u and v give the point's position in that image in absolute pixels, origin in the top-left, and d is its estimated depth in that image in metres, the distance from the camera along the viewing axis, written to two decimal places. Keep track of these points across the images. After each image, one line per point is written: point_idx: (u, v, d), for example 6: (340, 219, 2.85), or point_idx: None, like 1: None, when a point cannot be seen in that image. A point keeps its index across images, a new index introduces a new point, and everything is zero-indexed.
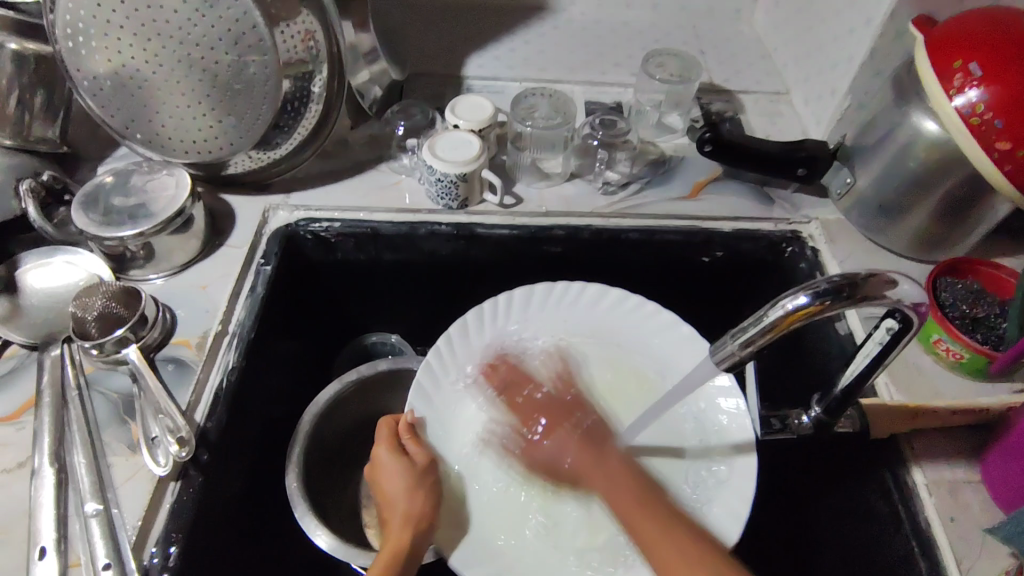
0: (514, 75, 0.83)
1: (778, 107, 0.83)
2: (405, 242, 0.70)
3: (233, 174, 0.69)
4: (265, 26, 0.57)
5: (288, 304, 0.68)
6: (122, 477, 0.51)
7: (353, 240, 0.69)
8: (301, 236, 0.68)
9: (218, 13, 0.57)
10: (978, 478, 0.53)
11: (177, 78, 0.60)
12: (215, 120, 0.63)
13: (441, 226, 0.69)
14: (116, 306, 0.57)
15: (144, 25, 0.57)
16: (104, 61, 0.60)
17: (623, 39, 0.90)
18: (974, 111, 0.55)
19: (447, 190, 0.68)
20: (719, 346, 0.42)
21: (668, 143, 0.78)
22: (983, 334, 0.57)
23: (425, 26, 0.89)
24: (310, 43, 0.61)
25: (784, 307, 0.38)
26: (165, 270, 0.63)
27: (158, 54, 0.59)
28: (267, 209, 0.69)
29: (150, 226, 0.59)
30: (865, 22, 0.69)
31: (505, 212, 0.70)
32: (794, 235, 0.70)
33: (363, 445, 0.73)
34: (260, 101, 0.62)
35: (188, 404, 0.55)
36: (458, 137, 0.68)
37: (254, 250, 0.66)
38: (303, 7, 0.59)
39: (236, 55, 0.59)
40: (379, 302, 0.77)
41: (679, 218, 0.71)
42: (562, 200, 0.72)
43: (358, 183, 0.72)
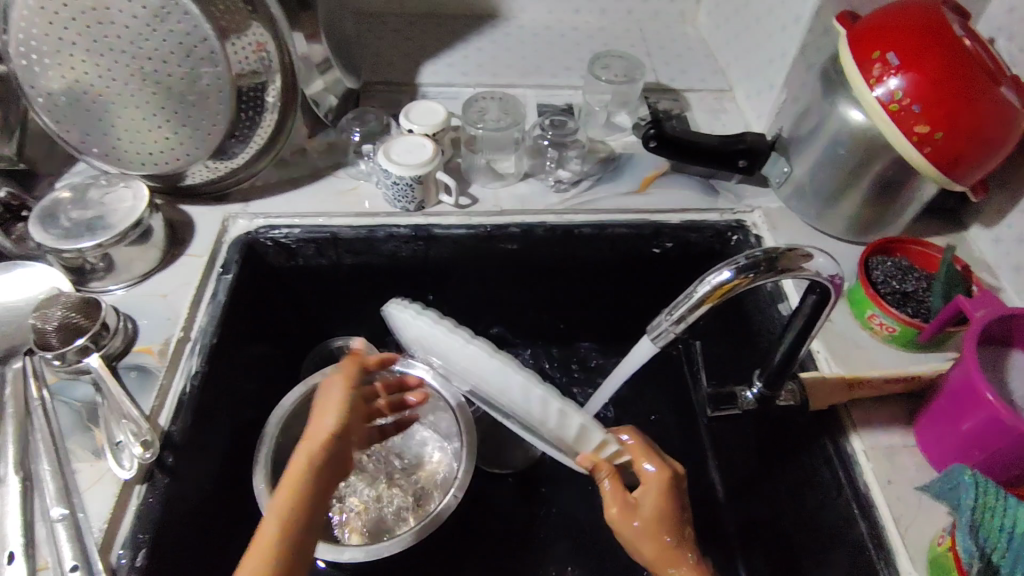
0: (467, 81, 0.86)
1: (722, 104, 0.87)
2: (364, 245, 0.72)
3: (192, 185, 0.70)
4: (216, 39, 0.59)
5: (252, 311, 0.69)
6: (88, 482, 0.52)
7: (313, 245, 0.71)
8: (262, 243, 0.70)
9: (170, 27, 0.58)
10: (914, 443, 0.56)
11: (131, 91, 0.62)
12: (170, 132, 0.64)
13: (399, 229, 0.71)
14: (75, 314, 0.58)
15: (97, 41, 0.59)
16: (58, 77, 0.61)
17: (572, 43, 0.93)
18: (893, 98, 0.58)
19: (404, 192, 0.70)
20: (655, 325, 0.45)
21: (617, 141, 0.81)
22: (913, 307, 0.60)
23: (379, 36, 0.92)
24: (261, 54, 0.63)
25: (711, 282, 0.41)
26: (125, 280, 0.64)
27: (111, 69, 0.60)
28: (227, 218, 0.71)
29: (109, 237, 0.60)
30: (794, 20, 0.73)
31: (461, 212, 0.72)
32: (738, 224, 0.73)
33: None
34: (214, 111, 0.63)
35: (152, 409, 0.56)
36: (413, 141, 0.70)
37: (214, 259, 0.68)
38: (254, 19, 0.61)
39: (189, 67, 0.60)
40: (344, 306, 0.79)
41: (629, 212, 0.74)
42: (517, 199, 0.74)
43: (317, 190, 0.74)
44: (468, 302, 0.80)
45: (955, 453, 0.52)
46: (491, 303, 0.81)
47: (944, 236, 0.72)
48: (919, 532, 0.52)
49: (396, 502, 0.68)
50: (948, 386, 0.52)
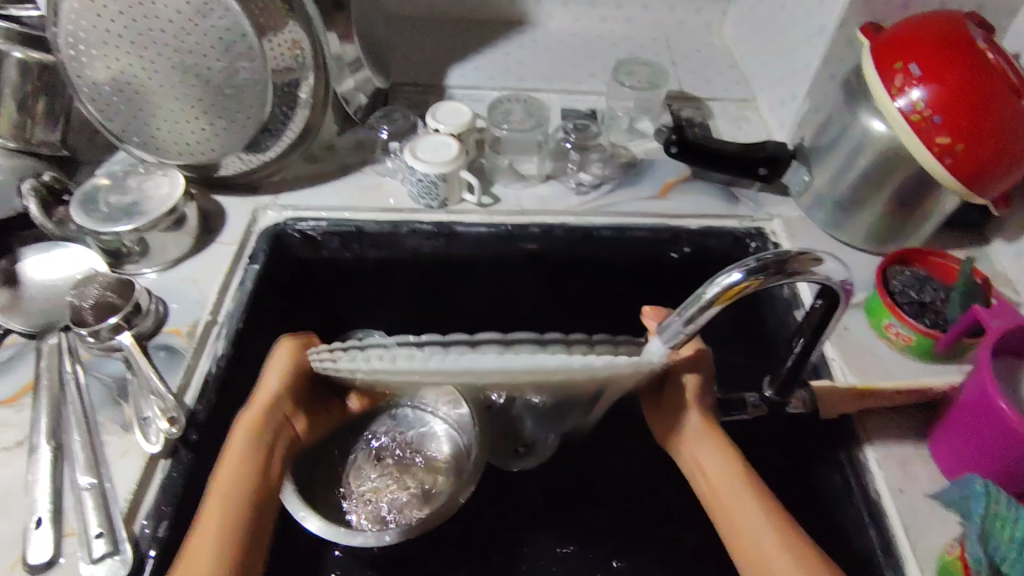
0: (493, 84, 0.88)
1: (745, 113, 0.87)
2: (388, 240, 0.73)
3: (225, 175, 0.73)
4: (255, 36, 0.62)
5: (277, 302, 0.72)
6: (116, 453, 0.54)
7: (338, 238, 0.73)
8: (289, 235, 0.72)
9: (212, 23, 0.61)
10: (927, 453, 0.56)
11: (171, 84, 0.65)
12: (208, 124, 0.67)
13: (423, 226, 0.73)
14: (111, 295, 0.61)
15: (142, 35, 0.62)
16: (104, 68, 0.64)
17: (598, 51, 0.95)
18: (914, 109, 0.59)
19: (427, 189, 0.72)
20: (666, 324, 0.46)
21: (639, 147, 0.82)
22: (931, 318, 0.60)
23: (410, 39, 0.94)
24: (297, 52, 0.65)
25: (721, 285, 0.42)
26: (158, 264, 0.67)
27: (153, 61, 0.63)
28: (256, 209, 0.73)
29: (145, 222, 0.63)
30: (818, 31, 0.74)
31: (483, 211, 0.74)
32: (757, 232, 0.73)
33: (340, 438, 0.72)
34: (250, 105, 0.66)
35: (179, 388, 0.58)
36: (439, 140, 0.73)
37: (243, 248, 0.70)
38: (291, 18, 0.64)
39: (228, 62, 0.63)
40: (366, 302, 0.81)
41: (648, 216, 0.75)
42: (538, 199, 0.76)
43: (344, 185, 0.76)
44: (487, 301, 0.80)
45: (969, 464, 0.52)
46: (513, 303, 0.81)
47: (965, 249, 0.72)
48: (931, 541, 0.51)
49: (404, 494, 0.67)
50: (962, 397, 0.52)
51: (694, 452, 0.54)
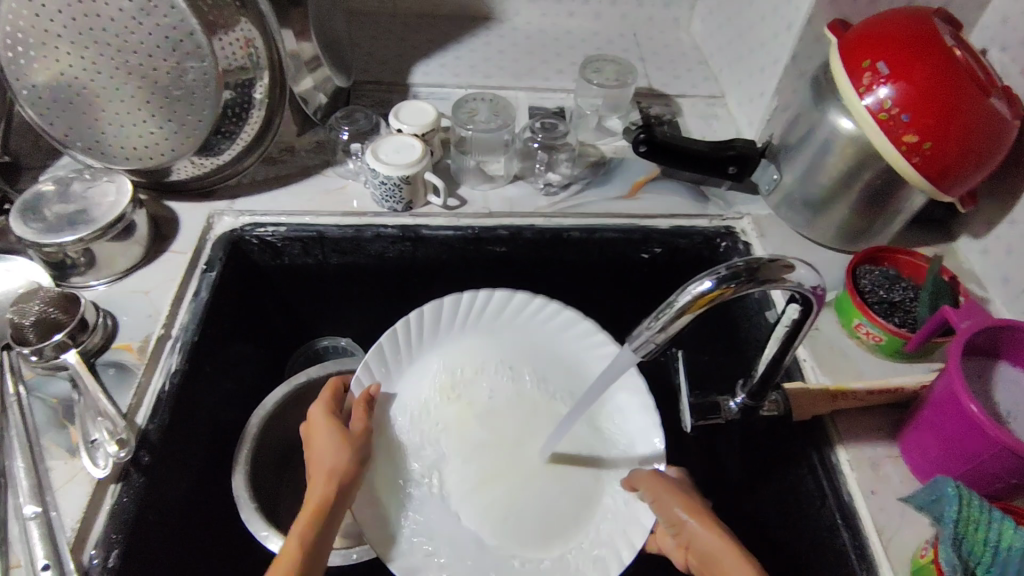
0: (459, 82, 0.86)
1: (714, 110, 0.87)
2: (351, 245, 0.71)
3: (177, 181, 0.70)
4: (203, 34, 0.59)
5: (236, 310, 0.69)
6: (61, 480, 0.51)
7: (300, 244, 0.70)
8: (247, 241, 0.69)
9: (157, 21, 0.58)
10: (898, 454, 0.56)
11: (116, 85, 0.61)
12: (157, 127, 0.64)
13: (387, 229, 0.70)
14: (54, 311, 0.57)
15: (83, 34, 0.59)
16: (43, 70, 0.61)
17: (566, 47, 0.93)
18: (882, 107, 0.58)
19: (391, 193, 0.69)
20: (635, 335, 0.44)
21: (608, 145, 0.81)
22: (900, 317, 0.60)
23: (373, 35, 0.91)
24: (250, 51, 0.63)
25: (691, 293, 0.41)
26: (107, 276, 0.63)
27: (96, 62, 0.60)
28: (212, 214, 0.70)
29: (89, 232, 0.60)
30: (786, 27, 0.73)
31: (450, 213, 0.72)
32: (727, 231, 0.73)
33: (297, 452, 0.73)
34: (201, 107, 0.63)
35: (129, 407, 0.55)
36: (402, 141, 0.70)
37: (198, 255, 0.67)
38: (242, 16, 0.61)
39: (176, 61, 0.60)
40: (330, 308, 0.78)
41: (618, 216, 0.73)
42: (505, 201, 0.74)
43: (305, 189, 0.74)
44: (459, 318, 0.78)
45: (939, 465, 0.52)
46: None
47: (931, 246, 0.72)
48: (902, 543, 0.51)
49: None
50: (934, 398, 0.52)
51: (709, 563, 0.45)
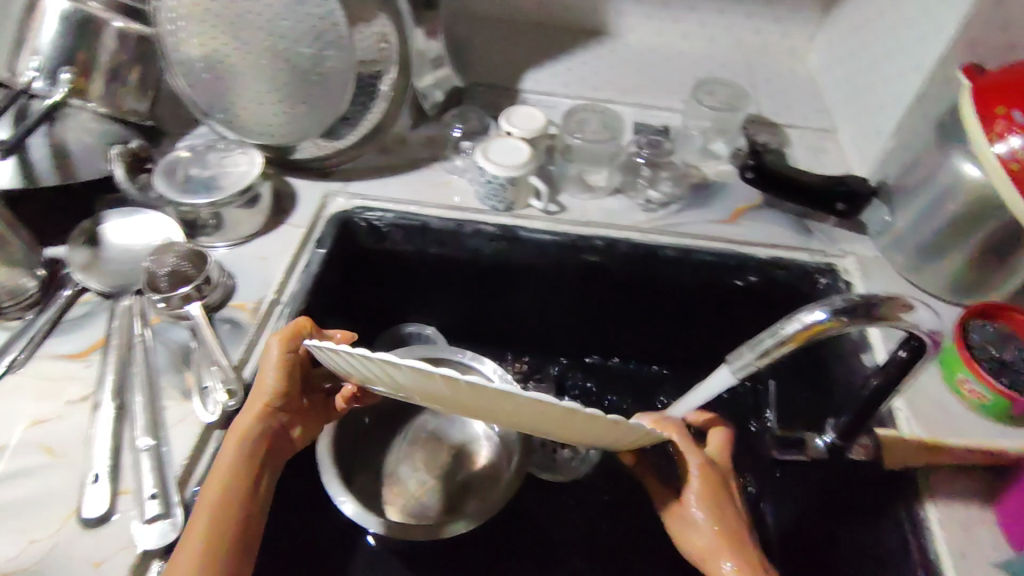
0: (568, 92, 0.88)
1: (824, 144, 0.85)
2: (451, 238, 0.74)
3: (299, 159, 0.75)
4: (346, 26, 0.63)
5: (338, 286, 0.73)
6: (174, 419, 0.55)
7: (403, 231, 0.74)
8: (356, 223, 0.73)
9: (308, 10, 0.63)
10: (995, 519, 0.53)
11: (261, 66, 0.66)
12: (292, 108, 0.69)
13: (487, 226, 0.73)
14: (186, 264, 0.63)
15: (240, 16, 0.64)
16: (201, 45, 0.67)
17: (676, 68, 0.93)
18: (1015, 157, 0.56)
19: (495, 192, 0.72)
20: (735, 356, 0.46)
21: (711, 168, 0.81)
22: (1011, 377, 0.57)
23: (489, 40, 0.95)
24: (384, 44, 0.67)
25: (802, 322, 0.42)
26: (230, 239, 0.69)
27: (248, 43, 0.65)
28: (326, 194, 0.75)
29: (222, 198, 0.65)
30: (914, 67, 0.71)
31: (548, 218, 0.74)
32: (829, 268, 0.71)
33: (372, 426, 0.75)
34: (333, 93, 0.68)
35: (239, 360, 0.60)
36: (511, 143, 0.73)
37: (312, 231, 0.71)
38: (381, 11, 0.65)
39: (318, 49, 0.65)
40: (420, 298, 0.81)
41: (715, 241, 0.73)
42: (604, 212, 0.75)
43: (414, 180, 0.77)
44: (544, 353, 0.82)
45: None
46: (572, 314, 0.80)
47: None
48: None
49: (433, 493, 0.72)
50: None
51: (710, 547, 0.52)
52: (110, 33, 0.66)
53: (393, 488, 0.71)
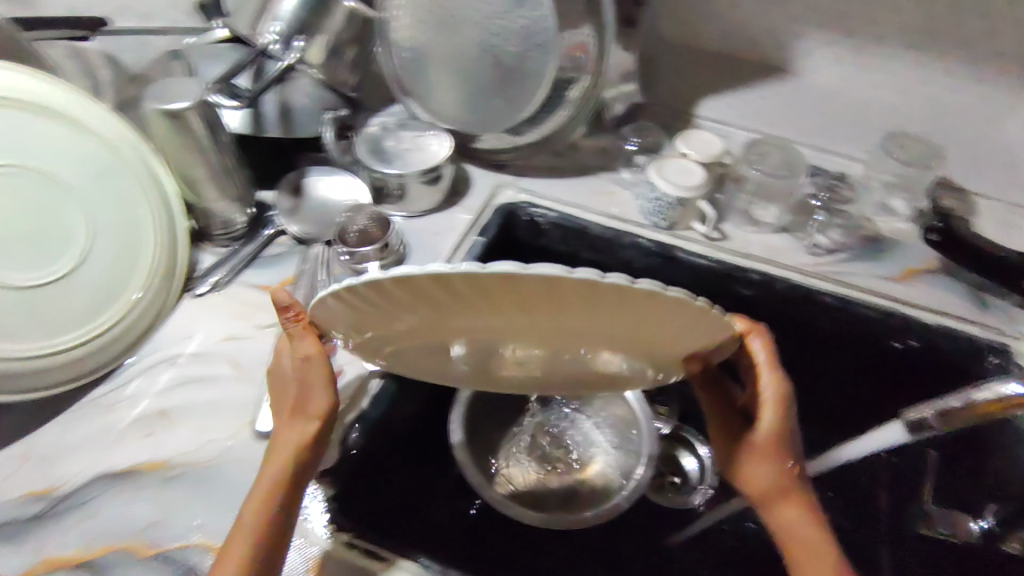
0: (744, 124, 0.88)
1: (1018, 220, 0.79)
2: (607, 246, 0.76)
3: (480, 148, 0.80)
4: (555, 31, 0.67)
5: None
6: None
7: (562, 231, 0.77)
8: (521, 216, 0.77)
9: (524, 14, 0.68)
10: None
11: (470, 58, 0.72)
12: (488, 100, 0.75)
13: (644, 240, 0.74)
14: (371, 227, 0.68)
15: (463, 12, 0.70)
16: (420, 33, 0.74)
17: (863, 115, 0.90)
18: None
19: (661, 210, 0.74)
20: (916, 409, 0.49)
21: (887, 224, 0.78)
22: None
23: (673, 62, 0.96)
24: (581, 53, 0.69)
25: (992, 395, 0.43)
26: (408, 211, 0.75)
27: (463, 37, 0.71)
28: (498, 185, 0.79)
29: (411, 171, 0.70)
30: None
31: (709, 243, 0.74)
32: (1002, 347, 0.66)
33: (495, 409, 0.76)
34: (530, 92, 0.72)
35: None
36: (685, 165, 0.74)
37: (479, 216, 0.76)
38: (587, 22, 0.68)
39: (524, 50, 0.70)
40: None
41: (879, 295, 0.71)
42: (767, 249, 0.75)
43: (582, 185, 0.80)
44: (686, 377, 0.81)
45: None
46: None
47: None
48: None
49: (546, 487, 0.71)
50: None
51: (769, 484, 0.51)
52: (342, 10, 0.73)
53: (506, 472, 0.71)
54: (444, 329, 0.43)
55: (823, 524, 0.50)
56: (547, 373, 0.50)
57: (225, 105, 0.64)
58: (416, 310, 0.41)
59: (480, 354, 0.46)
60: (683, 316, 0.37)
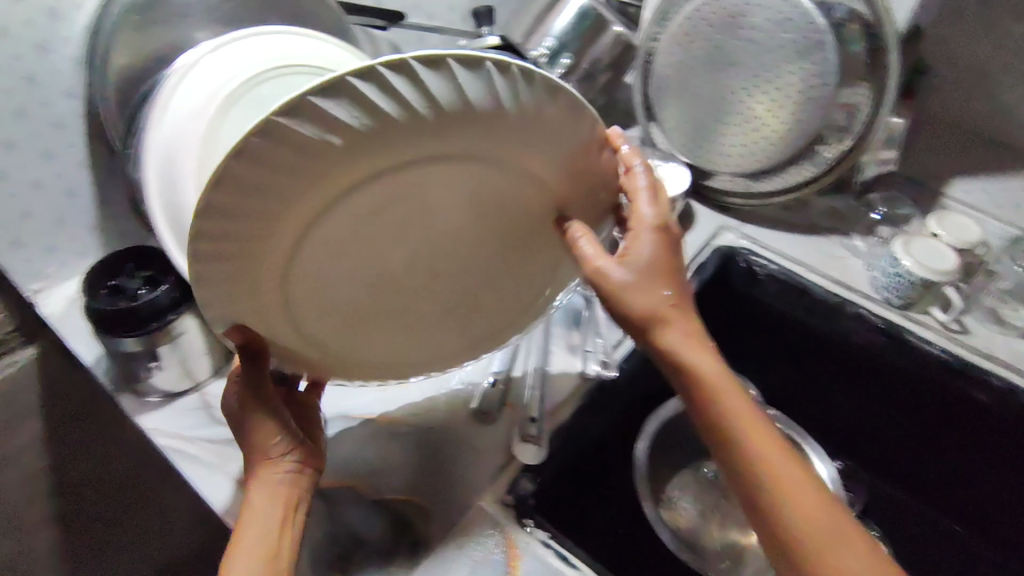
0: (1001, 215, 0.81)
1: None
2: (825, 310, 0.73)
3: (710, 185, 0.80)
4: (833, 88, 0.67)
5: (701, 311, 0.77)
6: (556, 366, 0.63)
7: (780, 285, 0.75)
8: (739, 262, 0.76)
9: (806, 67, 0.67)
10: None
11: (732, 99, 0.73)
12: (730, 146, 0.76)
13: (871, 313, 0.70)
14: None
15: (735, 52, 0.70)
16: (677, 60, 0.74)
17: None
18: None
19: (900, 286, 0.69)
20: None
21: None
22: None
23: None
24: (850, 113, 0.70)
25: None
26: None
27: (730, 78, 0.72)
28: (719, 227, 0.79)
29: None
30: None
31: (945, 333, 0.69)
32: None
33: (673, 447, 0.75)
34: (788, 143, 0.73)
35: (616, 340, 0.66)
36: (936, 247, 0.70)
37: (696, 253, 0.76)
38: (864, 82, 0.67)
39: (795, 102, 0.69)
40: (755, 354, 0.81)
41: None
42: (1014, 354, 0.68)
43: (809, 243, 0.78)
44: (880, 460, 0.77)
45: None
46: (913, 437, 0.73)
47: None
48: None
49: (710, 534, 0.71)
50: None
51: (767, 455, 0.39)
52: (609, 34, 0.79)
53: (674, 510, 0.73)
54: (300, 267, 0.39)
55: (799, 461, 0.40)
56: (387, 301, 0.45)
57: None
58: (249, 274, 0.37)
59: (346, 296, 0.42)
60: (557, 124, 0.36)
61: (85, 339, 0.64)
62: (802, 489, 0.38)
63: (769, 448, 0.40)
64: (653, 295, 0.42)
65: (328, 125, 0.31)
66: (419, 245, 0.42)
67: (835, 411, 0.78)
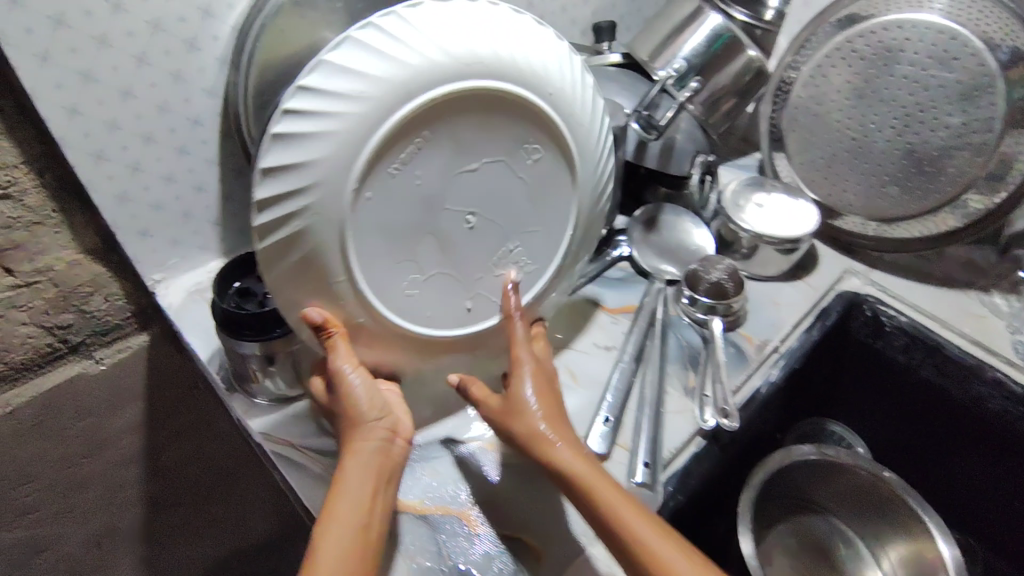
0: None
1: None
2: (959, 373, 0.67)
3: (838, 227, 0.75)
4: (999, 131, 0.63)
5: (822, 362, 0.72)
6: (673, 408, 0.60)
7: (907, 339, 0.69)
8: (865, 310, 0.71)
9: (968, 111, 0.63)
10: None
11: (878, 139, 0.68)
12: (867, 187, 0.71)
13: (1015, 381, 0.64)
14: (727, 282, 0.67)
15: (889, 91, 0.66)
16: (821, 97, 0.71)
17: None
18: None
19: None
20: None
21: None
22: None
23: None
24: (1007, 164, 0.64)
25: None
26: (753, 273, 0.72)
27: (879, 116, 0.68)
28: (846, 271, 0.74)
29: (771, 235, 0.68)
30: None
31: None
32: None
33: (781, 503, 0.70)
34: (935, 191, 0.68)
35: (736, 386, 0.63)
36: None
37: (821, 297, 0.72)
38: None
39: (952, 146, 0.65)
40: (869, 411, 0.75)
41: None
42: None
43: (944, 298, 0.72)
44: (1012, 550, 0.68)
45: None
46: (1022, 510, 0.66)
47: None
48: None
49: None
50: None
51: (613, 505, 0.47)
52: (740, 58, 0.74)
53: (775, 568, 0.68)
54: (380, 194, 0.43)
55: (644, 515, 0.47)
56: (460, 252, 0.49)
57: (637, 132, 0.68)
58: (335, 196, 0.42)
59: (402, 250, 0.46)
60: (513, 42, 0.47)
61: (201, 334, 0.64)
62: (665, 552, 0.44)
63: (619, 503, 0.47)
64: (526, 422, 0.51)
65: (344, 94, 0.41)
66: (484, 177, 0.47)
67: (963, 485, 0.70)
